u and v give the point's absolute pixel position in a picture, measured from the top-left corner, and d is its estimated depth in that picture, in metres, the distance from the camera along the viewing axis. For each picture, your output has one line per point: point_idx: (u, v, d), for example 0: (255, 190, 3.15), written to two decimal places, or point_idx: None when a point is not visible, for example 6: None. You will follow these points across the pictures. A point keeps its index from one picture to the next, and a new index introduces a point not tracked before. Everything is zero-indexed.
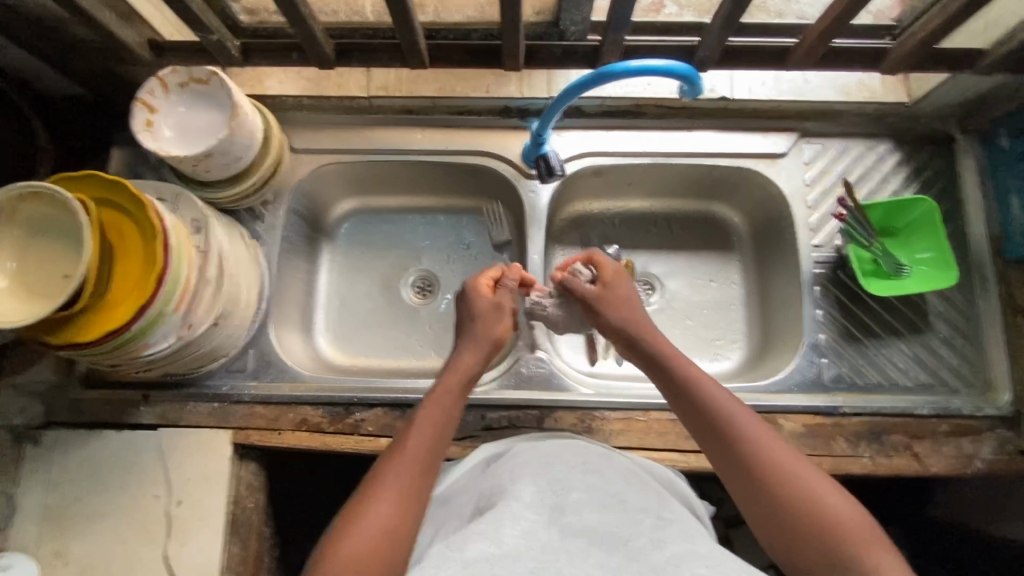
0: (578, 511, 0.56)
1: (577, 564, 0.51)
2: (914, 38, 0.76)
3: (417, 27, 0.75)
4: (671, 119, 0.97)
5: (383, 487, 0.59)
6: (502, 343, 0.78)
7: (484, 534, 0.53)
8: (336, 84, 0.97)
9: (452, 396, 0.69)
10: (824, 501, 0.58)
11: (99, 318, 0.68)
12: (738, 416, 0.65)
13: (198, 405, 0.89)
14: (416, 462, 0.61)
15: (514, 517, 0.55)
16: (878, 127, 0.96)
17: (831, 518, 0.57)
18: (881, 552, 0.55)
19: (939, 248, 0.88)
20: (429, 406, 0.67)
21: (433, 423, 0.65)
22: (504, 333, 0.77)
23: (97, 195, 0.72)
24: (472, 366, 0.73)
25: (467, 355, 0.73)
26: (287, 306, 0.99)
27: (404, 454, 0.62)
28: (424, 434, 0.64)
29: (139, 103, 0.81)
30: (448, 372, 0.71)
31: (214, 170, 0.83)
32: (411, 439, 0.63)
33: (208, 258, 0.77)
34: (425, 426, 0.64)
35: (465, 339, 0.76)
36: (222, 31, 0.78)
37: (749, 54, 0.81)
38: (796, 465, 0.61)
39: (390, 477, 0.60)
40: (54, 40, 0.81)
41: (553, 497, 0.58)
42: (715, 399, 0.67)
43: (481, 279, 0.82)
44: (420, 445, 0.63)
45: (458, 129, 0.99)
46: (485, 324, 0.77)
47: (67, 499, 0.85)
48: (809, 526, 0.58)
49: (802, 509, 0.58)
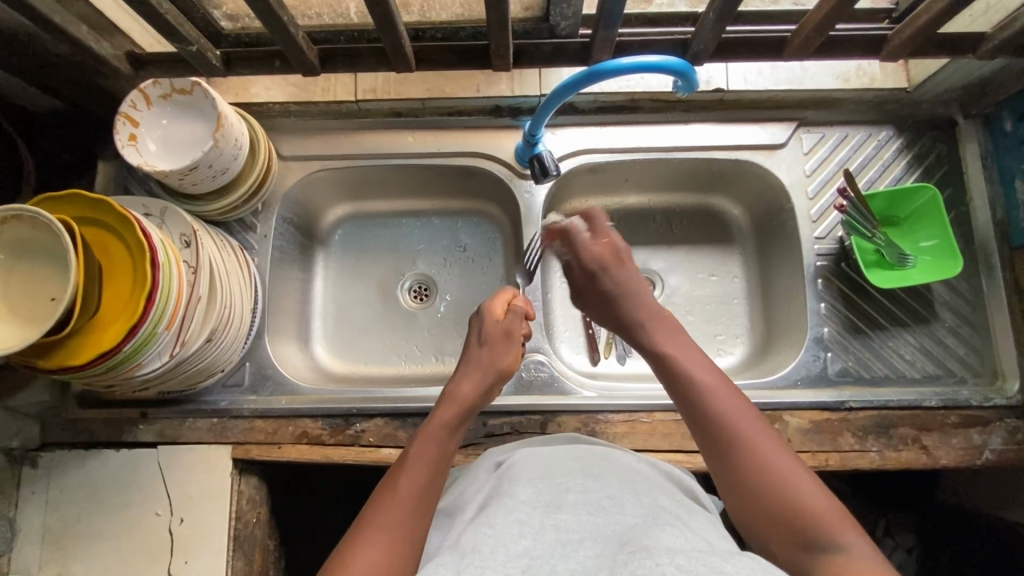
0: (575, 509, 0.55)
1: (570, 556, 0.50)
2: (913, 24, 0.74)
3: (400, 29, 0.73)
4: (667, 113, 0.95)
5: (373, 531, 0.56)
6: (507, 374, 0.78)
7: (481, 537, 0.52)
8: (322, 89, 0.95)
9: (448, 431, 0.68)
10: (790, 472, 0.57)
11: (89, 339, 0.66)
12: (710, 375, 0.64)
13: (196, 421, 0.88)
14: (407, 505, 0.59)
15: (513, 522, 0.53)
16: (878, 113, 0.94)
17: (796, 490, 0.56)
18: (843, 531, 0.54)
19: (943, 236, 0.86)
20: (423, 443, 0.65)
21: (425, 463, 0.63)
22: (511, 363, 0.77)
23: (80, 214, 0.71)
24: (472, 399, 0.72)
25: (468, 386, 0.73)
26: (283, 317, 0.97)
27: (395, 497, 0.60)
28: (419, 480, 0.61)
29: (122, 117, 0.79)
30: (446, 404, 0.71)
31: (202, 183, 0.81)
32: (403, 482, 0.61)
33: (199, 273, 0.75)
34: (418, 467, 0.63)
35: (467, 367, 0.75)
36: (202, 41, 0.76)
37: (744, 45, 0.79)
38: (765, 433, 0.60)
39: (380, 523, 0.57)
40: (30, 56, 0.79)
41: (549, 495, 0.57)
42: (690, 359, 0.66)
43: (496, 301, 0.82)
44: (412, 489, 0.60)
45: (449, 130, 0.97)
46: (492, 353, 0.77)
47: (68, 520, 0.85)
48: (773, 495, 0.56)
49: (765, 475, 0.57)
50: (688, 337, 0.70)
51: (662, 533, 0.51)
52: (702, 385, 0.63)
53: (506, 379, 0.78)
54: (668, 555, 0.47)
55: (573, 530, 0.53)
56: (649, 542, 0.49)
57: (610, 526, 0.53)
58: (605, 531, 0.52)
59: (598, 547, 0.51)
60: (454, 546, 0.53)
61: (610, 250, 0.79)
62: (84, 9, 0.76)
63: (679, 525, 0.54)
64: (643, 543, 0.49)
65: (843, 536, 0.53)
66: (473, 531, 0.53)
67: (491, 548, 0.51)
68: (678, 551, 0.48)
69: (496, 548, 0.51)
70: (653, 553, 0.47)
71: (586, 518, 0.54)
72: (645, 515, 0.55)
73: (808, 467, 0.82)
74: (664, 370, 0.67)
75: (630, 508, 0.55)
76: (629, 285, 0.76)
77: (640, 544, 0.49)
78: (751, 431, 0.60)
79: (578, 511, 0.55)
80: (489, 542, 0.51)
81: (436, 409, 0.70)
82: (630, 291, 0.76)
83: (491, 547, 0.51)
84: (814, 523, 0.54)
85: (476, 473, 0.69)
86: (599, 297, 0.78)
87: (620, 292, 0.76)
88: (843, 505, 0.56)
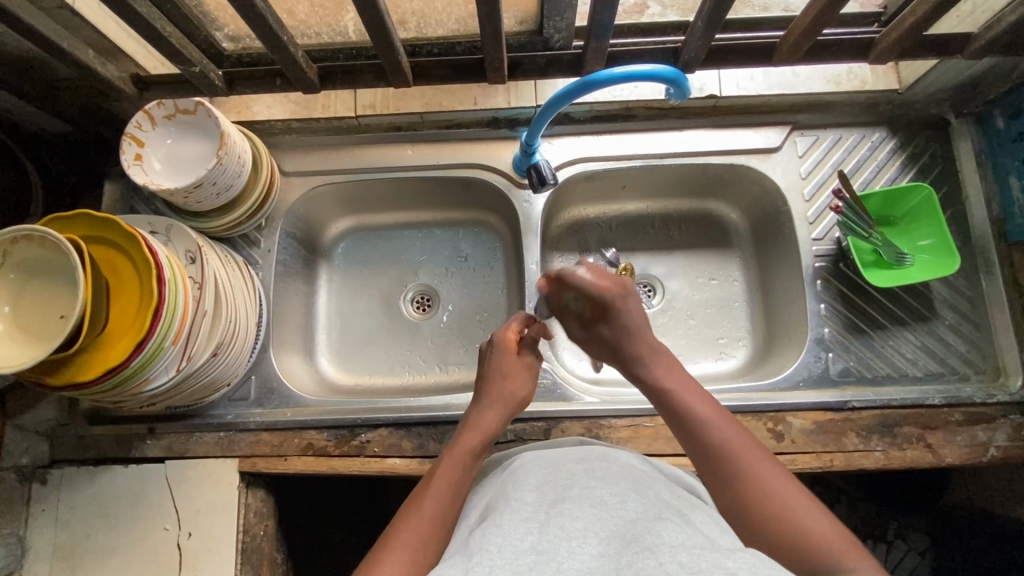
0: (579, 502, 0.55)
1: (576, 552, 0.49)
2: (900, 28, 0.75)
3: (397, 46, 0.74)
4: (661, 121, 0.96)
5: (393, 549, 0.57)
6: (523, 403, 0.78)
7: (490, 536, 0.52)
8: (322, 106, 0.96)
9: (471, 456, 0.69)
10: (785, 493, 0.58)
11: (97, 355, 0.67)
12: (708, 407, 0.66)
13: (203, 435, 0.89)
14: (428, 524, 0.59)
15: (517, 520, 0.54)
16: (871, 115, 0.95)
17: (794, 513, 0.56)
18: (845, 550, 0.54)
19: (940, 235, 0.86)
20: (447, 467, 0.66)
21: (450, 487, 0.64)
22: (528, 394, 0.78)
23: (87, 232, 0.72)
24: (494, 427, 0.73)
25: (490, 415, 0.74)
26: (288, 330, 0.98)
27: (416, 517, 0.60)
28: (441, 498, 0.62)
29: (127, 137, 0.80)
30: (469, 432, 0.71)
31: (205, 200, 0.82)
32: (425, 502, 0.62)
33: (204, 288, 0.77)
34: (442, 490, 0.63)
35: (490, 396, 0.76)
36: (204, 62, 0.78)
37: (734, 52, 0.81)
38: (761, 459, 0.61)
39: (403, 542, 0.57)
40: (38, 80, 0.81)
41: (554, 493, 0.58)
42: (692, 393, 0.68)
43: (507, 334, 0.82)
44: (435, 510, 0.61)
45: (447, 143, 0.99)
46: (511, 382, 0.77)
47: (78, 537, 0.85)
48: (773, 519, 0.56)
49: (764, 502, 0.57)
50: (687, 373, 0.72)
51: (663, 529, 0.51)
52: (703, 416, 0.65)
53: (522, 406, 0.79)
54: (670, 552, 0.47)
55: (577, 520, 0.52)
56: (651, 540, 0.49)
57: (611, 520, 0.53)
58: (608, 526, 0.52)
59: (602, 542, 0.50)
60: (463, 548, 0.53)
61: (614, 284, 0.77)
62: (89, 35, 0.78)
63: (681, 521, 0.53)
64: (646, 543, 0.49)
65: (846, 555, 0.53)
66: (481, 533, 0.54)
67: (499, 546, 0.50)
68: (678, 545, 0.48)
69: (504, 543, 0.51)
70: (655, 553, 0.47)
71: (589, 509, 0.54)
72: (647, 511, 0.54)
73: (812, 468, 0.83)
74: (666, 406, 0.68)
75: (632, 504, 0.55)
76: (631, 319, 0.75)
77: (642, 545, 0.48)
78: (748, 456, 0.61)
79: (582, 502, 0.55)
80: (496, 540, 0.51)
81: (459, 437, 0.71)
82: (632, 330, 0.75)
83: (499, 544, 0.51)
84: (817, 548, 0.54)
85: (485, 481, 0.69)
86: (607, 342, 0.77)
87: (625, 333, 0.75)
88: (843, 527, 0.56)
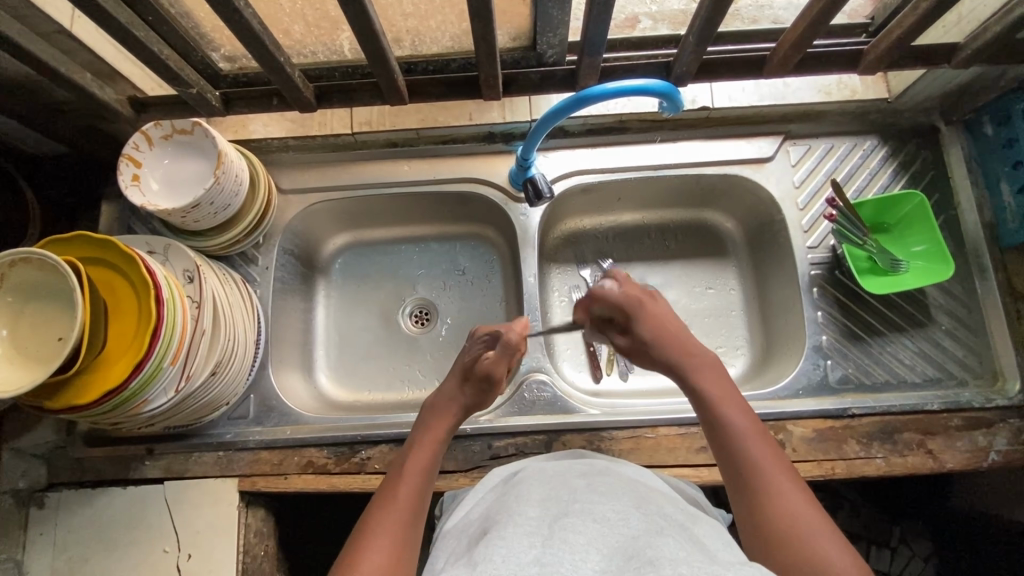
0: (581, 516, 0.55)
1: (578, 566, 0.49)
2: (888, 39, 0.76)
3: (393, 65, 0.75)
4: (655, 132, 0.97)
5: (376, 534, 0.59)
6: (487, 401, 0.81)
7: (493, 547, 0.52)
8: (319, 124, 0.97)
9: (439, 445, 0.72)
10: (799, 510, 0.57)
11: (96, 378, 0.67)
12: (743, 419, 0.66)
13: (202, 454, 0.89)
14: (406, 512, 0.62)
15: (518, 535, 0.53)
16: (861, 123, 0.97)
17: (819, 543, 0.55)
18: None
19: (934, 242, 0.87)
20: (419, 453, 0.70)
21: (419, 475, 0.67)
22: (493, 392, 0.80)
23: (87, 254, 0.72)
24: (460, 416, 0.77)
25: (456, 406, 0.77)
26: (286, 348, 0.98)
27: (394, 503, 0.63)
28: (414, 485, 0.65)
29: (125, 159, 0.81)
30: (436, 418, 0.75)
31: (203, 219, 0.82)
32: (402, 488, 0.65)
33: (203, 308, 0.76)
34: (414, 474, 0.66)
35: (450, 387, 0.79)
36: (201, 83, 0.79)
37: (726, 66, 0.82)
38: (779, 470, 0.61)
39: (381, 526, 0.60)
40: (36, 104, 0.81)
41: (556, 507, 0.57)
42: (727, 399, 0.68)
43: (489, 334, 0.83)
44: (408, 495, 0.64)
45: (443, 158, 1.00)
46: (479, 380, 0.79)
47: (76, 561, 0.84)
48: (791, 544, 0.55)
49: (772, 497, 0.59)
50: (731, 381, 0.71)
51: (664, 545, 0.51)
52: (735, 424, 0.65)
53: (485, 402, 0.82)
54: (670, 565, 0.47)
55: (579, 535, 0.52)
56: (652, 554, 0.49)
57: (614, 535, 0.53)
58: (611, 542, 0.52)
59: (603, 558, 0.50)
60: (465, 560, 0.54)
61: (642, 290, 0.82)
62: (88, 58, 0.79)
63: (682, 536, 0.53)
64: (647, 557, 0.49)
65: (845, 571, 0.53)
66: (484, 546, 0.53)
67: (502, 557, 0.51)
68: (679, 560, 0.48)
69: (508, 555, 0.51)
70: (656, 566, 0.48)
71: (592, 524, 0.54)
72: (649, 526, 0.54)
73: (814, 476, 0.83)
74: (705, 414, 0.69)
75: (633, 520, 0.55)
76: (666, 322, 0.78)
77: (643, 558, 0.49)
78: (779, 477, 0.61)
79: (584, 516, 0.55)
80: (500, 551, 0.51)
81: (429, 424, 0.75)
82: (663, 323, 0.78)
83: (503, 555, 0.51)
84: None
85: (487, 492, 0.69)
86: (641, 343, 0.78)
87: (657, 328, 0.77)
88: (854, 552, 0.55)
